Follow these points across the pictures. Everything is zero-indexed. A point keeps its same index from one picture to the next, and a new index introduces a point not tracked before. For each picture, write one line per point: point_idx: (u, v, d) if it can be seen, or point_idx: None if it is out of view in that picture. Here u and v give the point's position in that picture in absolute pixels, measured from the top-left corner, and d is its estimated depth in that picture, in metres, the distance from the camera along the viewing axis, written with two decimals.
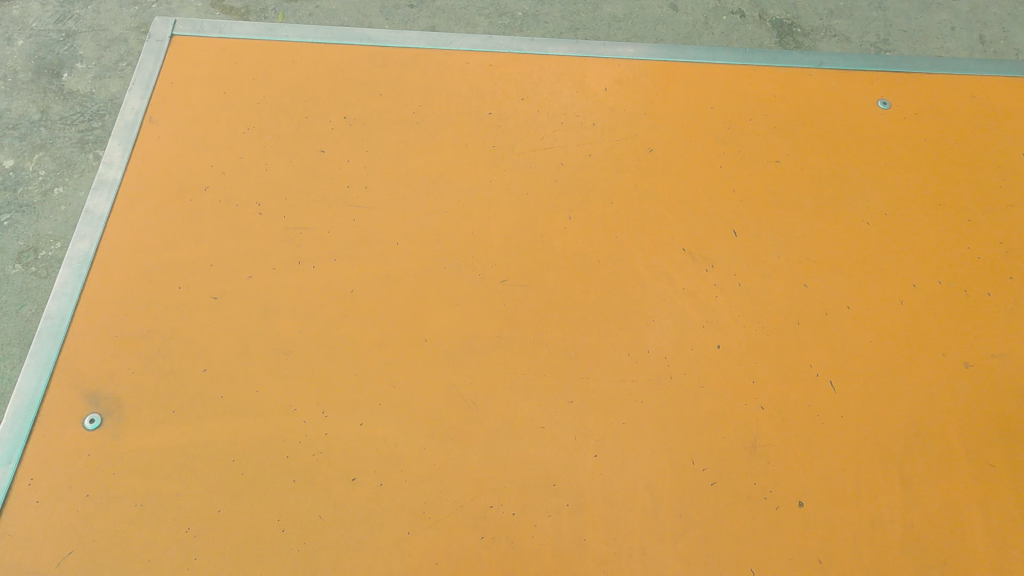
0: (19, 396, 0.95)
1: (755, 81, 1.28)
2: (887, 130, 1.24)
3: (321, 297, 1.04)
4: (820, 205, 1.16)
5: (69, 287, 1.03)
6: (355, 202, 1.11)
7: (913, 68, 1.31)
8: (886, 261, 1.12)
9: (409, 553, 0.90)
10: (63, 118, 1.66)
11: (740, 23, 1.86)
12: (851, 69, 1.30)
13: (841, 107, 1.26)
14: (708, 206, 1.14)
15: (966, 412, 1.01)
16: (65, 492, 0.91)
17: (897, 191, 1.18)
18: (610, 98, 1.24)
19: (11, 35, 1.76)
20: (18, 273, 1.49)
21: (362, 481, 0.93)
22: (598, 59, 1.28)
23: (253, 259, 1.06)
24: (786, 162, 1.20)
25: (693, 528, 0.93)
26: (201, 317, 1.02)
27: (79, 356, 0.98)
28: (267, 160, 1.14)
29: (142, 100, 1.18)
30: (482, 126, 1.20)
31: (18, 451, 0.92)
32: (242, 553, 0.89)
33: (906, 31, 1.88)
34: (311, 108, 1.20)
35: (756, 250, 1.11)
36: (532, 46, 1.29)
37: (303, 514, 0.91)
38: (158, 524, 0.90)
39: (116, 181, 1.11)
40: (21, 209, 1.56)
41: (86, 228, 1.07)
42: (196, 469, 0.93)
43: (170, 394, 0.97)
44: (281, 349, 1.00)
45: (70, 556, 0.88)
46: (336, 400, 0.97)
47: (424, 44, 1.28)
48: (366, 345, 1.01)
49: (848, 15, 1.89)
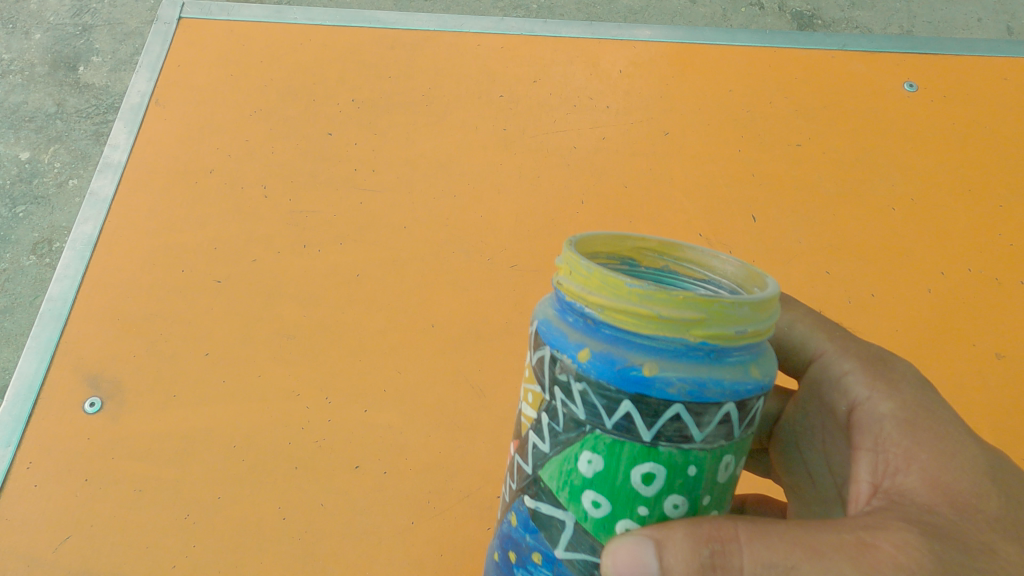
0: (19, 378, 0.94)
1: (776, 63, 1.24)
2: (913, 112, 1.20)
3: (327, 282, 1.01)
4: (843, 189, 1.12)
5: (71, 269, 1.01)
6: (362, 184, 1.09)
7: (940, 50, 1.27)
8: (912, 247, 1.07)
9: (413, 544, 0.87)
10: (79, 111, 1.65)
11: (759, 14, 1.82)
12: (877, 51, 1.26)
13: (865, 89, 1.22)
14: (726, 190, 1.10)
15: (996, 405, 0.96)
16: (63, 476, 0.88)
17: (923, 175, 1.14)
18: (625, 80, 1.21)
19: (29, 29, 1.77)
20: (33, 264, 1.48)
21: (366, 469, 0.90)
22: (613, 41, 1.25)
23: (257, 243, 1.04)
24: (808, 146, 1.15)
25: None
26: (205, 301, 0.99)
27: (80, 339, 0.96)
28: (273, 143, 1.12)
29: (148, 83, 1.16)
30: (493, 108, 1.17)
31: (17, 434, 0.90)
32: (242, 541, 0.86)
33: (931, 22, 1.83)
34: (319, 91, 1.17)
35: (776, 235, 1.07)
36: (545, 29, 1.26)
37: (305, 501, 0.88)
38: (156, 509, 0.87)
39: (120, 163, 1.10)
40: (36, 201, 1.55)
41: (90, 211, 1.06)
42: (197, 455, 0.90)
43: (171, 378, 0.94)
44: (286, 333, 0.98)
45: (67, 541, 0.85)
46: (340, 386, 0.95)
47: (434, 27, 1.25)
48: (372, 330, 0.98)
49: (870, 7, 1.85)
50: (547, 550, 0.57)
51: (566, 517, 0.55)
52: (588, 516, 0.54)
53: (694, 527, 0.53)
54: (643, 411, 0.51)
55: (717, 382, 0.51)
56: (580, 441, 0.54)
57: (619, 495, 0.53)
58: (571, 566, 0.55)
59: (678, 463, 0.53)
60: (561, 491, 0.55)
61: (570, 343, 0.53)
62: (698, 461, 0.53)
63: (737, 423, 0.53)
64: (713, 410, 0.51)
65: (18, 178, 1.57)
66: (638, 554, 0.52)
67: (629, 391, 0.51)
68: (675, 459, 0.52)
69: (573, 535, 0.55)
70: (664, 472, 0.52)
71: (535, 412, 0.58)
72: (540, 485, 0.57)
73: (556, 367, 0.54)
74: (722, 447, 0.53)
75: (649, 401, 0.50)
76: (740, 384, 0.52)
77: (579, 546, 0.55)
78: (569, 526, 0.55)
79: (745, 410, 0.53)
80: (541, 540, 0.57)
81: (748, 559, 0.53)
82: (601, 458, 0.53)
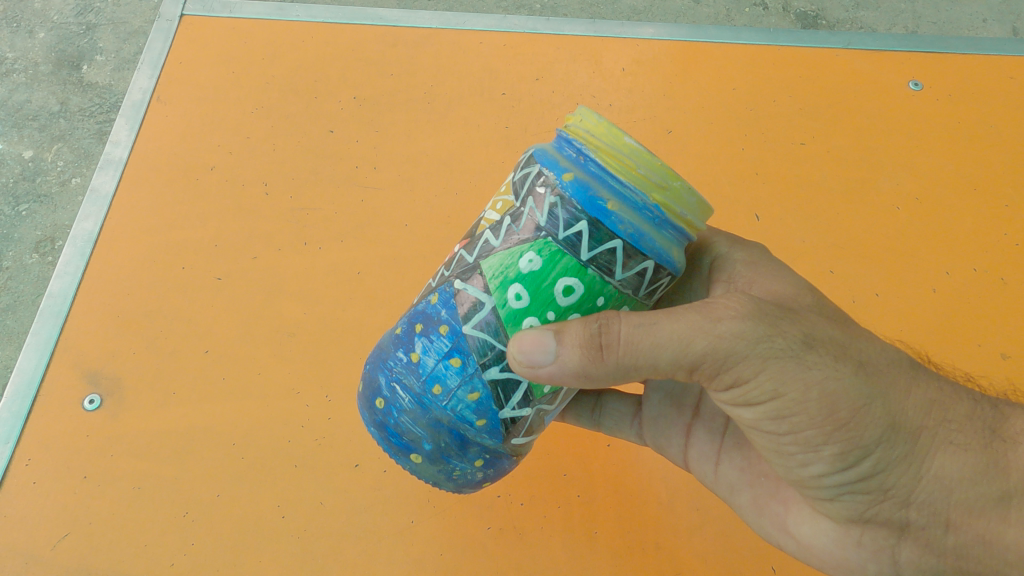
0: (19, 374, 0.93)
1: (780, 61, 1.23)
2: (918, 111, 1.19)
3: (328, 280, 1.01)
4: (847, 188, 1.11)
5: (72, 266, 1.01)
6: (364, 182, 1.08)
7: (946, 48, 1.26)
8: (917, 246, 1.06)
9: (413, 543, 0.86)
10: (83, 110, 1.65)
11: (763, 14, 1.81)
12: (883, 49, 1.25)
13: (869, 87, 1.21)
14: (729, 188, 1.10)
15: None
16: (62, 473, 0.88)
17: (928, 174, 1.13)
18: (628, 78, 1.20)
19: (33, 27, 1.77)
20: (35, 263, 1.47)
21: (366, 467, 0.89)
22: (616, 39, 1.25)
23: (258, 240, 1.03)
24: (811, 144, 1.15)
25: (711, 522, 0.88)
26: (205, 298, 0.99)
27: (80, 336, 0.96)
28: (274, 141, 1.12)
29: (150, 80, 1.16)
30: (496, 106, 1.16)
31: (15, 430, 0.90)
32: (240, 540, 0.85)
33: (936, 22, 1.82)
34: (321, 89, 1.17)
35: (779, 234, 1.06)
36: (548, 26, 1.25)
37: (305, 500, 0.87)
38: (155, 508, 0.86)
39: (121, 160, 1.09)
40: (39, 199, 1.54)
41: (91, 207, 1.05)
42: (196, 453, 0.89)
43: (171, 376, 0.94)
44: (286, 331, 0.97)
45: (66, 539, 0.84)
46: (341, 384, 0.94)
47: (437, 24, 1.25)
48: (373, 328, 0.98)
49: (874, 7, 1.84)
50: (454, 328, 0.67)
51: (488, 304, 0.65)
52: (508, 306, 0.65)
53: (586, 316, 0.64)
54: (593, 234, 0.62)
55: (649, 240, 0.63)
56: (532, 244, 0.64)
57: (540, 293, 0.64)
58: (474, 344, 0.66)
59: (592, 289, 0.64)
60: (496, 278, 0.65)
61: (561, 166, 0.64)
62: (606, 295, 0.65)
63: (645, 286, 0.66)
64: (640, 258, 0.63)
65: (21, 176, 1.57)
66: (542, 335, 0.63)
67: (590, 214, 0.61)
68: (591, 286, 0.64)
69: (488, 317, 0.65)
70: (578, 292, 0.64)
71: (500, 216, 0.69)
72: (478, 272, 0.67)
73: (540, 181, 0.64)
74: (624, 296, 0.66)
75: (600, 226, 0.61)
76: (662, 252, 0.64)
77: (488, 326, 0.65)
78: (488, 309, 0.65)
79: (655, 279, 0.65)
80: (455, 321, 0.67)
81: (626, 330, 0.64)
82: (540, 261, 0.63)
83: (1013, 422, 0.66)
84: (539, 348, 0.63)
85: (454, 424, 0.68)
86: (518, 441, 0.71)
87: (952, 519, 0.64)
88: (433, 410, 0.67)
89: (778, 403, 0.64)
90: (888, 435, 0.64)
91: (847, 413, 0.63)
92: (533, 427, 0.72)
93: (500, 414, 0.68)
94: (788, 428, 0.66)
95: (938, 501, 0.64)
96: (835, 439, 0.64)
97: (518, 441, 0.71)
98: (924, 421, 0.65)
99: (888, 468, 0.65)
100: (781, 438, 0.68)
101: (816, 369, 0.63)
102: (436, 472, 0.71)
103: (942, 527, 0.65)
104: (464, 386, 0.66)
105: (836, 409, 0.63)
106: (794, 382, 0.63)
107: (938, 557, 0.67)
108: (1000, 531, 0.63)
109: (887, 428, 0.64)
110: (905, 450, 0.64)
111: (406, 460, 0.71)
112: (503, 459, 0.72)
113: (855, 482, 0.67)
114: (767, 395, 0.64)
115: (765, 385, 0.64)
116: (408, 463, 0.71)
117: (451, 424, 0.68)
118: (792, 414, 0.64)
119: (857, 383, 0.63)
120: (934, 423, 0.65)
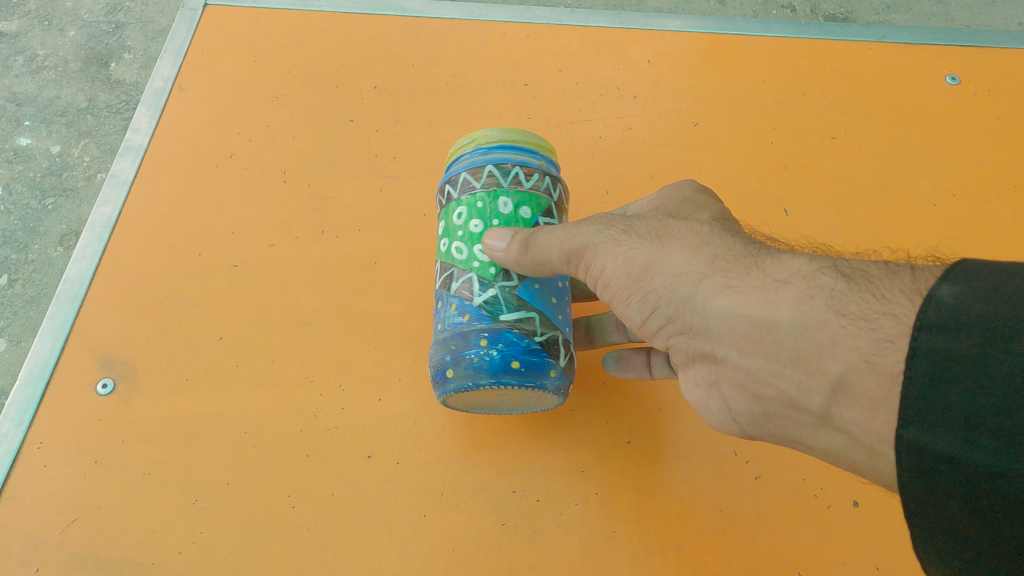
0: (34, 357, 0.93)
1: (812, 53, 1.20)
2: (955, 106, 1.15)
3: (345, 269, 1.00)
4: (881, 183, 1.07)
5: (89, 251, 1.00)
6: (382, 170, 1.07)
7: (986, 43, 1.22)
8: (955, 243, 1.02)
9: (425, 538, 0.83)
10: (110, 107, 1.67)
11: (791, 16, 1.78)
12: (916, 43, 1.22)
13: (905, 82, 1.18)
14: (759, 181, 1.07)
15: None
16: (74, 458, 0.87)
17: (967, 170, 1.09)
18: (654, 70, 1.18)
19: (64, 26, 1.79)
20: (61, 255, 1.47)
21: (378, 459, 0.87)
22: (641, 31, 1.23)
23: (276, 229, 1.02)
24: (843, 139, 1.11)
25: (734, 524, 0.85)
26: (220, 286, 0.98)
27: (98, 321, 0.95)
28: (293, 130, 1.11)
29: (172, 68, 1.15)
30: (518, 96, 1.14)
31: (29, 414, 0.89)
32: (250, 529, 0.83)
33: (969, 25, 1.77)
34: (342, 78, 1.16)
35: (810, 229, 1.03)
36: (572, 18, 1.23)
37: (315, 491, 0.85)
38: (163, 496, 0.85)
39: (142, 147, 1.09)
40: (65, 193, 1.55)
41: (111, 193, 1.05)
42: (208, 441, 0.88)
43: (186, 363, 0.93)
44: (300, 319, 0.96)
45: (74, 525, 0.83)
46: (355, 374, 0.92)
47: (460, 16, 1.23)
48: (388, 318, 0.96)
49: (906, 10, 1.79)
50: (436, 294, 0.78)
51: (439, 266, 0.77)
52: (443, 256, 0.76)
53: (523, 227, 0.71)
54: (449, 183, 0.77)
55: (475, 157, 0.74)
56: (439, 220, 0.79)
57: (450, 234, 0.75)
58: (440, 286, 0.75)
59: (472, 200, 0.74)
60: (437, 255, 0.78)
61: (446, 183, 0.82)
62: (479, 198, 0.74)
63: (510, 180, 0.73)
64: (478, 167, 0.74)
65: (49, 170, 1.57)
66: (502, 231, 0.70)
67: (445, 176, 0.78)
68: (467, 199, 0.74)
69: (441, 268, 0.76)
70: (464, 209, 0.74)
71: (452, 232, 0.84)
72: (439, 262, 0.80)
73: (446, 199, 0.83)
74: (494, 192, 0.73)
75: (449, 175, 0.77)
76: (494, 156, 0.74)
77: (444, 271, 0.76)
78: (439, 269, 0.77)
79: (507, 167, 0.74)
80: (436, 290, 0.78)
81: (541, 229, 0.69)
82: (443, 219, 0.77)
83: (792, 264, 0.59)
84: (496, 241, 0.70)
85: (452, 329, 0.71)
86: (507, 315, 0.70)
87: (742, 350, 0.60)
88: (440, 333, 0.72)
89: (601, 270, 0.68)
90: (672, 282, 0.63)
91: (643, 271, 0.65)
92: (516, 301, 0.71)
93: (476, 301, 0.71)
94: (614, 297, 0.69)
95: (724, 335, 0.61)
96: (636, 292, 0.66)
97: (508, 317, 0.70)
98: (706, 267, 0.62)
99: (680, 312, 0.64)
100: (617, 307, 0.70)
101: (624, 243, 0.67)
102: (466, 375, 0.68)
103: (736, 357, 0.61)
104: (445, 305, 0.73)
105: (637, 270, 0.65)
106: (607, 252, 0.67)
107: (747, 391, 0.63)
108: (776, 352, 0.58)
109: (670, 279, 0.64)
110: (687, 292, 0.63)
111: (451, 388, 0.69)
112: (511, 331, 0.69)
113: (667, 326, 0.66)
114: (596, 270, 0.69)
115: (593, 262, 0.68)
116: (449, 390, 0.69)
117: (450, 333, 0.71)
118: (611, 282, 0.68)
119: (651, 247, 0.65)
120: (714, 269, 0.62)
